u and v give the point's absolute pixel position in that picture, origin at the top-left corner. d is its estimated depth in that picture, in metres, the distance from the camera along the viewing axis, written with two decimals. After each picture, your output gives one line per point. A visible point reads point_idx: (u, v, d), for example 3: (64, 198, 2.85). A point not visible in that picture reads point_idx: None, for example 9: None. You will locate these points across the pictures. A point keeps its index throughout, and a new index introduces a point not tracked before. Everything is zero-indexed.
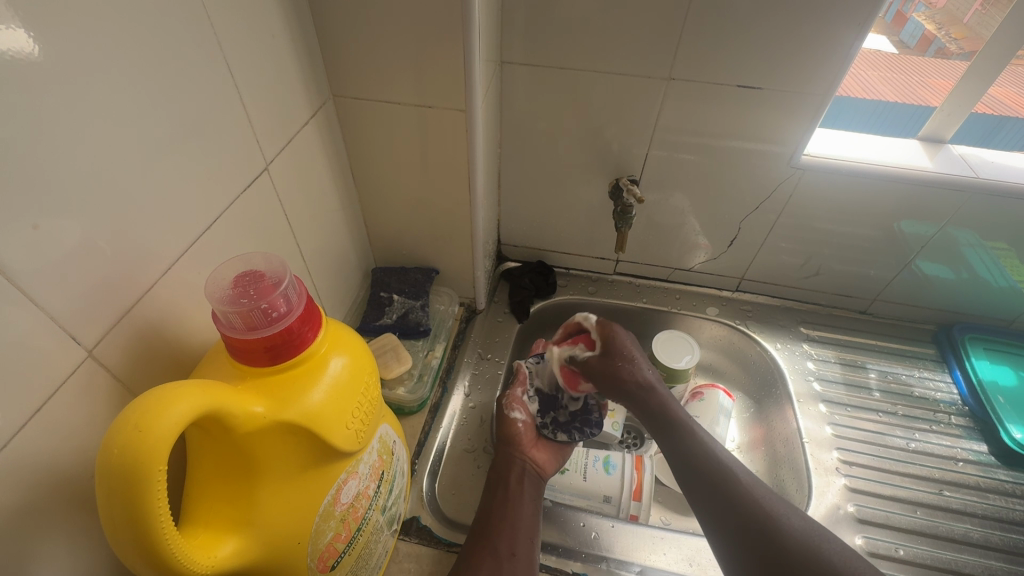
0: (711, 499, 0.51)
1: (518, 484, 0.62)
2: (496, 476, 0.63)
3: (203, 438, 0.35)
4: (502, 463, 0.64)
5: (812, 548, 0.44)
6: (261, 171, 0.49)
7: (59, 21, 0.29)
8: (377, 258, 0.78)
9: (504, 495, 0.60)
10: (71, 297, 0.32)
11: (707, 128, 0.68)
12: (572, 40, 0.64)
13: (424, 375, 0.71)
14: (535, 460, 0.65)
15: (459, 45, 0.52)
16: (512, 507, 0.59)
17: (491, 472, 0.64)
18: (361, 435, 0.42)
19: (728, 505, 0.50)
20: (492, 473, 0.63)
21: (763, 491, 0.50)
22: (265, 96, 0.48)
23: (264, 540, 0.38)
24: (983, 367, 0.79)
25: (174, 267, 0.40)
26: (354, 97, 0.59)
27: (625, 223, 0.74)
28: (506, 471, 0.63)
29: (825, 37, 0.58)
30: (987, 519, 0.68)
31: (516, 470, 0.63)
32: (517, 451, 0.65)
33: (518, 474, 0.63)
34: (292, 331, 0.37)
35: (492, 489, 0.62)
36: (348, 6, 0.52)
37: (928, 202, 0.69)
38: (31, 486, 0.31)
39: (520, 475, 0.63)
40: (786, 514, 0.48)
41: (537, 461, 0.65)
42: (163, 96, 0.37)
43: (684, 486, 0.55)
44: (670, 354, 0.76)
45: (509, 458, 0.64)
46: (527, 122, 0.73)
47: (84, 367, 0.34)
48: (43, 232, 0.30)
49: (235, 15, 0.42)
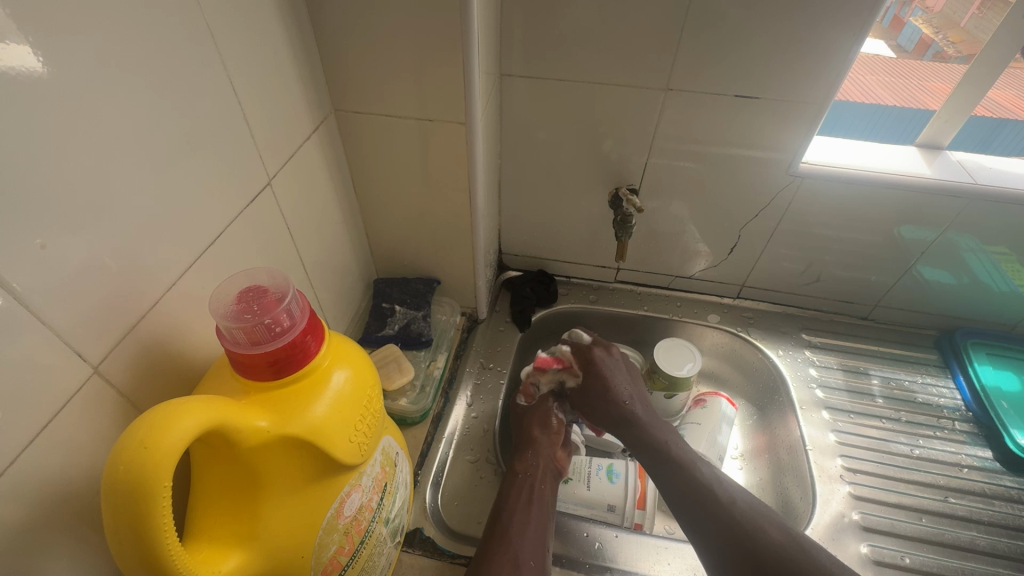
0: (698, 517, 0.53)
1: (541, 485, 0.62)
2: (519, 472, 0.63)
3: (208, 453, 0.36)
4: (530, 458, 0.64)
5: (787, 556, 0.48)
6: (264, 186, 0.50)
7: (64, 44, 0.30)
8: (379, 268, 0.79)
9: (528, 494, 0.60)
10: (77, 314, 0.33)
11: (705, 136, 0.69)
12: (570, 51, 0.64)
13: (426, 386, 0.72)
14: (557, 459, 0.65)
15: (458, 58, 0.53)
16: (533, 507, 0.59)
17: (518, 466, 0.63)
18: (364, 448, 0.42)
19: (715, 527, 0.51)
20: (519, 466, 0.63)
21: (745, 506, 0.52)
22: (267, 112, 0.49)
23: (268, 553, 0.38)
24: (987, 372, 0.79)
25: (179, 282, 0.41)
26: (355, 111, 0.60)
27: (625, 232, 0.75)
28: (533, 468, 0.63)
29: (821, 45, 0.59)
30: (993, 526, 0.67)
31: (542, 466, 0.64)
32: (541, 451, 0.65)
33: (543, 473, 0.63)
34: (295, 345, 0.37)
35: (516, 484, 0.61)
36: (349, 22, 0.52)
37: (927, 208, 0.70)
38: (39, 501, 0.32)
39: (544, 472, 0.63)
40: (762, 525, 0.50)
41: (559, 460, 0.66)
42: (165, 114, 0.38)
43: (672, 508, 0.56)
44: (671, 362, 0.76)
45: (535, 456, 0.64)
46: (527, 132, 0.73)
47: (90, 384, 0.34)
48: (49, 251, 0.31)
49: (236, 32, 0.43)
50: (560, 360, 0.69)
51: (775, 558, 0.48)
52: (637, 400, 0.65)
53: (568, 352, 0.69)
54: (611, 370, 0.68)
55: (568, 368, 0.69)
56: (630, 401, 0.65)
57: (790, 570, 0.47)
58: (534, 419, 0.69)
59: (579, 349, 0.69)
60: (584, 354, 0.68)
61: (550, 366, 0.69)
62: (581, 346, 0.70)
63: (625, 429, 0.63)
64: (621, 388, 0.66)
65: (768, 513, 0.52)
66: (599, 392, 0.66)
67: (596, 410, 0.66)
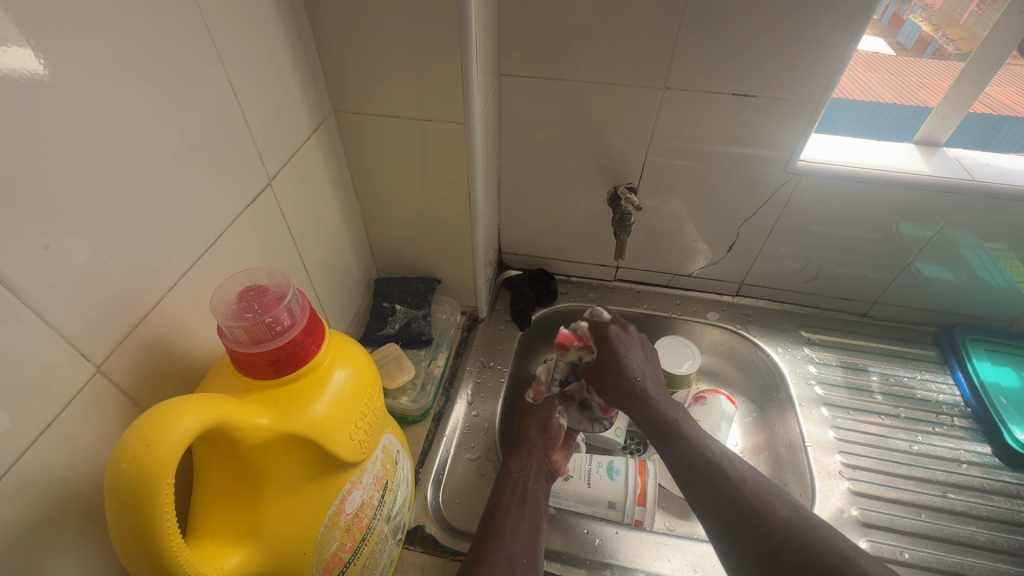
0: (707, 495, 0.53)
1: (534, 486, 0.62)
2: (511, 476, 0.62)
3: (210, 451, 0.36)
4: (524, 459, 0.64)
5: (797, 533, 0.47)
6: (264, 187, 0.50)
7: (66, 47, 0.30)
8: (379, 268, 0.79)
9: (521, 494, 0.60)
10: (80, 314, 0.33)
11: (703, 134, 0.69)
12: (568, 51, 0.65)
13: (427, 384, 0.72)
14: (552, 460, 0.65)
15: (457, 57, 0.53)
16: (526, 508, 0.59)
17: (512, 465, 0.63)
18: (364, 445, 0.43)
19: (726, 507, 0.51)
20: (512, 466, 0.64)
21: (754, 485, 0.51)
22: (267, 113, 0.49)
23: (271, 550, 0.38)
24: (985, 368, 0.79)
25: (181, 282, 0.41)
26: (354, 112, 0.60)
27: (623, 230, 0.75)
28: (526, 469, 0.63)
29: (817, 43, 0.59)
30: (992, 522, 0.67)
31: (535, 468, 0.63)
32: (533, 453, 0.64)
33: (537, 474, 0.63)
34: (296, 343, 0.38)
35: (510, 484, 0.61)
36: (348, 23, 0.53)
37: (925, 205, 0.70)
38: (43, 498, 0.32)
39: (538, 473, 0.63)
40: (771, 503, 0.50)
41: (554, 461, 0.65)
42: (166, 115, 0.38)
43: (681, 488, 0.56)
44: (671, 360, 0.76)
45: (528, 458, 0.64)
46: (525, 131, 0.73)
47: (93, 382, 0.35)
48: (52, 251, 0.31)
49: (236, 34, 0.44)
50: (580, 338, 0.69)
51: (783, 535, 0.47)
52: (648, 377, 0.64)
53: (586, 329, 0.69)
54: (623, 348, 0.67)
55: (585, 345, 0.69)
56: (642, 378, 0.64)
57: (802, 547, 0.46)
58: (533, 418, 0.68)
59: (593, 327, 0.68)
60: (599, 328, 0.68)
61: (570, 344, 0.70)
62: (599, 324, 0.69)
63: (631, 405, 0.63)
64: (632, 363, 0.65)
65: (778, 492, 0.51)
66: (610, 366, 0.65)
67: (607, 384, 0.65)
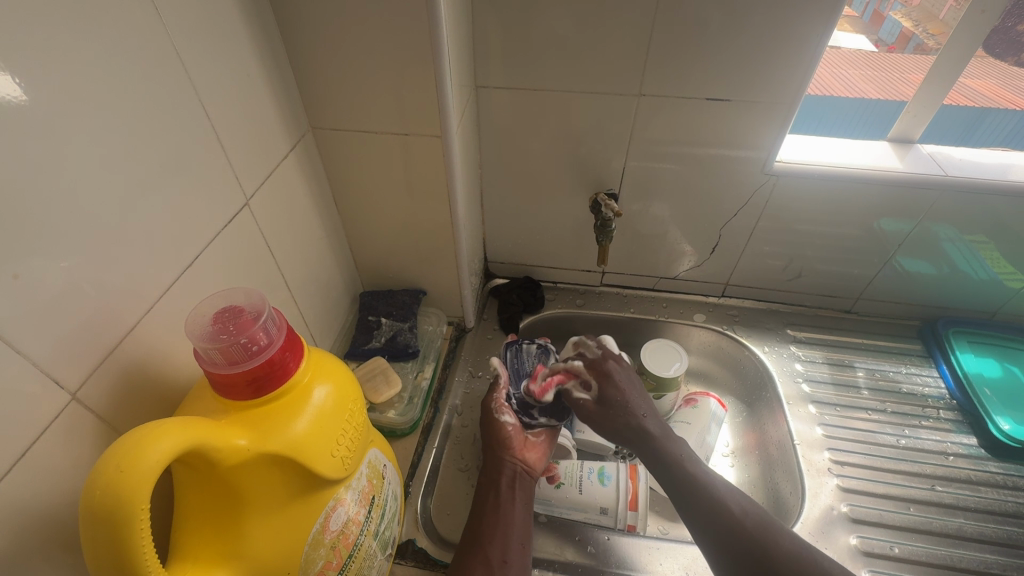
0: (702, 517, 0.53)
1: (506, 489, 0.61)
2: (487, 479, 0.62)
3: (188, 473, 0.36)
4: (494, 465, 0.63)
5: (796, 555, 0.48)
6: (242, 207, 0.50)
7: (33, 78, 0.31)
8: (365, 282, 0.79)
9: (495, 500, 0.60)
10: (51, 342, 0.33)
11: (683, 138, 0.70)
12: (543, 62, 0.65)
13: (414, 397, 0.72)
14: (525, 461, 0.64)
15: (431, 71, 0.54)
16: (501, 510, 0.59)
17: (482, 475, 0.63)
18: (347, 462, 0.43)
19: (723, 531, 0.51)
20: (485, 475, 0.63)
21: (756, 516, 0.51)
22: (244, 133, 0.49)
23: (253, 570, 0.38)
24: (969, 360, 0.80)
25: (156, 306, 0.41)
26: (332, 128, 0.61)
27: (606, 236, 0.76)
28: (497, 475, 0.62)
29: (787, 46, 0.60)
30: (981, 513, 0.68)
31: (506, 473, 0.62)
32: (505, 452, 0.63)
33: (509, 478, 0.62)
34: (274, 362, 0.38)
35: (483, 493, 0.61)
36: (322, 42, 0.53)
37: (903, 199, 0.71)
38: (19, 529, 0.32)
39: (511, 479, 0.62)
40: (771, 529, 0.50)
41: (527, 462, 0.64)
42: (136, 139, 0.38)
43: (679, 507, 0.55)
44: (658, 363, 0.76)
45: (498, 461, 0.63)
46: (505, 141, 0.74)
47: (68, 410, 0.34)
48: (23, 280, 0.31)
49: (208, 56, 0.44)
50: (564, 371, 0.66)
51: (781, 560, 0.47)
52: (652, 413, 0.62)
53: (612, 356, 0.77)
54: (623, 381, 0.65)
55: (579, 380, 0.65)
56: (645, 413, 0.62)
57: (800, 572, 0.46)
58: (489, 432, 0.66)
59: (593, 362, 0.66)
60: (598, 366, 0.65)
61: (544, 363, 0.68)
62: (596, 359, 0.66)
63: (642, 446, 0.60)
64: (638, 403, 0.63)
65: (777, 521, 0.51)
66: (617, 404, 0.62)
67: (615, 423, 0.62)
